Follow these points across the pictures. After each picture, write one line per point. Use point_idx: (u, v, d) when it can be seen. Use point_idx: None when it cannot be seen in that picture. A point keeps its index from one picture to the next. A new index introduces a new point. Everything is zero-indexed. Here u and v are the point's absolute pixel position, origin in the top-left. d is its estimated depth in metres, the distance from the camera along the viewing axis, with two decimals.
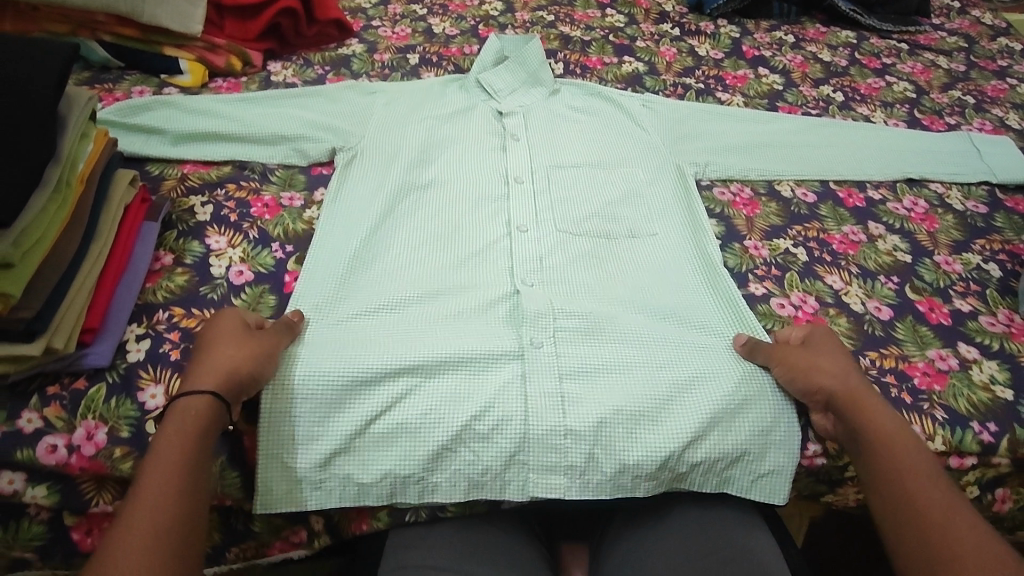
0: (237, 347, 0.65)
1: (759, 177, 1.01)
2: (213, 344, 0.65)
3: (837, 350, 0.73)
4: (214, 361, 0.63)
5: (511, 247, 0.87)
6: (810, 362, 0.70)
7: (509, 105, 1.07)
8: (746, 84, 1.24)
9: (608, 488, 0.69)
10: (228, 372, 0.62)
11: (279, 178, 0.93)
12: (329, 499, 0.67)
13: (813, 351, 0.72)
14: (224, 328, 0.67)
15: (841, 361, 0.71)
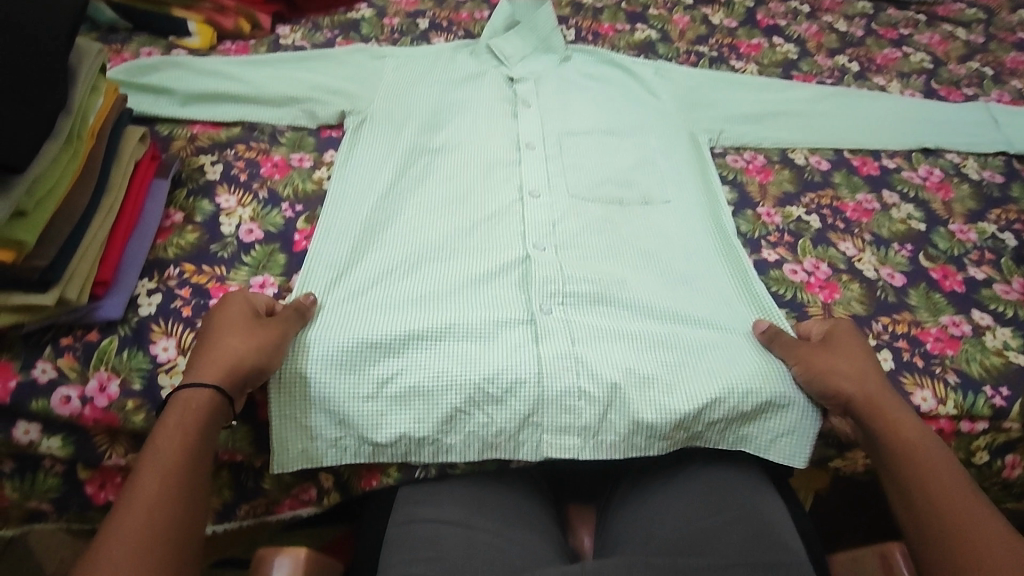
0: (241, 336, 0.63)
1: (772, 146, 1.00)
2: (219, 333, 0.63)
3: (860, 347, 0.70)
4: (216, 353, 0.61)
5: (524, 212, 0.85)
6: (832, 363, 0.68)
7: (521, 71, 1.06)
8: (760, 53, 1.22)
9: (621, 448, 0.68)
10: (231, 365, 0.61)
11: (289, 140, 0.93)
12: (344, 458, 0.67)
13: (834, 349, 0.69)
14: (229, 317, 0.65)
15: (864, 362, 0.68)
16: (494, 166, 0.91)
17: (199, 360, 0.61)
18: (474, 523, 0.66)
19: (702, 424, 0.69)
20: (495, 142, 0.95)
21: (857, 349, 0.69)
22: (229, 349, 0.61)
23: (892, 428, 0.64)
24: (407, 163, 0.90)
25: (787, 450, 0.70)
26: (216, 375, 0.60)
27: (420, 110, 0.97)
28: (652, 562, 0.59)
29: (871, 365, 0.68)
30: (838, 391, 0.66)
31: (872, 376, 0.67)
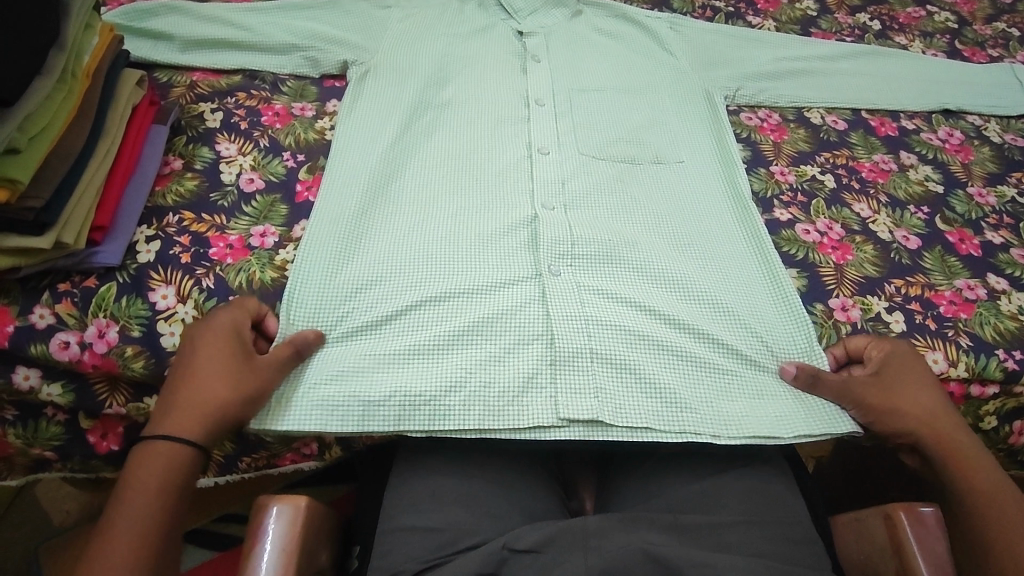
0: (215, 378, 0.57)
1: (788, 104, 0.98)
2: (195, 371, 0.57)
3: (929, 376, 0.65)
4: (192, 400, 0.56)
5: (532, 168, 0.83)
6: (894, 400, 0.63)
7: (530, 26, 1.02)
8: (778, 9, 1.18)
9: (640, 410, 0.65)
10: (201, 420, 0.56)
11: (290, 89, 0.90)
12: (330, 423, 0.61)
13: (896, 384, 0.64)
14: (208, 352, 0.58)
15: (930, 396, 0.63)
16: (500, 124, 0.89)
17: (167, 404, 0.57)
18: (475, 476, 0.64)
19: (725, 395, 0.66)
20: (503, 98, 0.92)
21: (928, 380, 0.65)
22: (201, 395, 0.56)
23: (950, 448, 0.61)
24: (411, 117, 0.88)
25: (823, 417, 0.65)
26: (185, 430, 0.55)
27: (426, 63, 0.95)
28: (653, 519, 0.59)
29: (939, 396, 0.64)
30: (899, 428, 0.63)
31: (939, 407, 0.63)
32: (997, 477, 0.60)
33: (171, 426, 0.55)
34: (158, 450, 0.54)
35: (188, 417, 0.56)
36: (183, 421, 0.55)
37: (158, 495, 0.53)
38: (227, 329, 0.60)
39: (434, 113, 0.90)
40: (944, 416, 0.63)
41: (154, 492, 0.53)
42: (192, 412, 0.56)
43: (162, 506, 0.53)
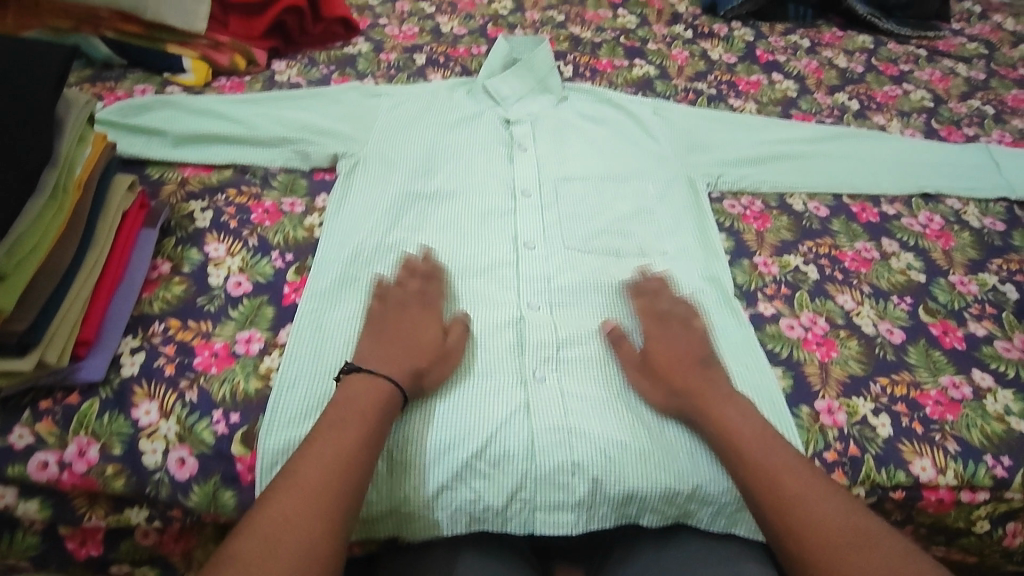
0: (426, 338, 0.70)
1: (771, 191, 1.00)
2: (406, 336, 0.69)
3: (696, 340, 0.73)
4: (400, 356, 0.67)
5: (519, 265, 0.84)
6: (662, 374, 0.70)
7: (516, 114, 1.08)
8: (759, 90, 1.21)
9: (614, 517, 0.66)
10: (406, 363, 0.66)
11: (280, 184, 0.92)
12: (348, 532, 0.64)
13: (660, 366, 0.70)
14: (419, 330, 0.71)
15: (689, 360, 0.70)
16: (489, 216, 0.91)
17: (382, 347, 0.68)
18: None
19: (701, 504, 0.66)
20: (489, 188, 0.95)
21: (693, 343, 0.72)
22: (411, 348, 0.68)
23: (707, 415, 0.66)
24: (400, 207, 0.90)
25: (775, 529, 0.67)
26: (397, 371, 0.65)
27: (413, 155, 0.98)
28: None
29: (695, 364, 0.70)
30: (653, 400, 0.69)
31: (691, 371, 0.69)
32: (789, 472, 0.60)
33: (382, 365, 0.65)
34: (360, 384, 0.63)
35: (400, 362, 0.66)
36: (392, 365, 0.66)
37: (366, 435, 0.60)
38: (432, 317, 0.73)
39: (422, 202, 0.91)
40: (699, 373, 0.69)
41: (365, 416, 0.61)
42: (402, 356, 0.67)
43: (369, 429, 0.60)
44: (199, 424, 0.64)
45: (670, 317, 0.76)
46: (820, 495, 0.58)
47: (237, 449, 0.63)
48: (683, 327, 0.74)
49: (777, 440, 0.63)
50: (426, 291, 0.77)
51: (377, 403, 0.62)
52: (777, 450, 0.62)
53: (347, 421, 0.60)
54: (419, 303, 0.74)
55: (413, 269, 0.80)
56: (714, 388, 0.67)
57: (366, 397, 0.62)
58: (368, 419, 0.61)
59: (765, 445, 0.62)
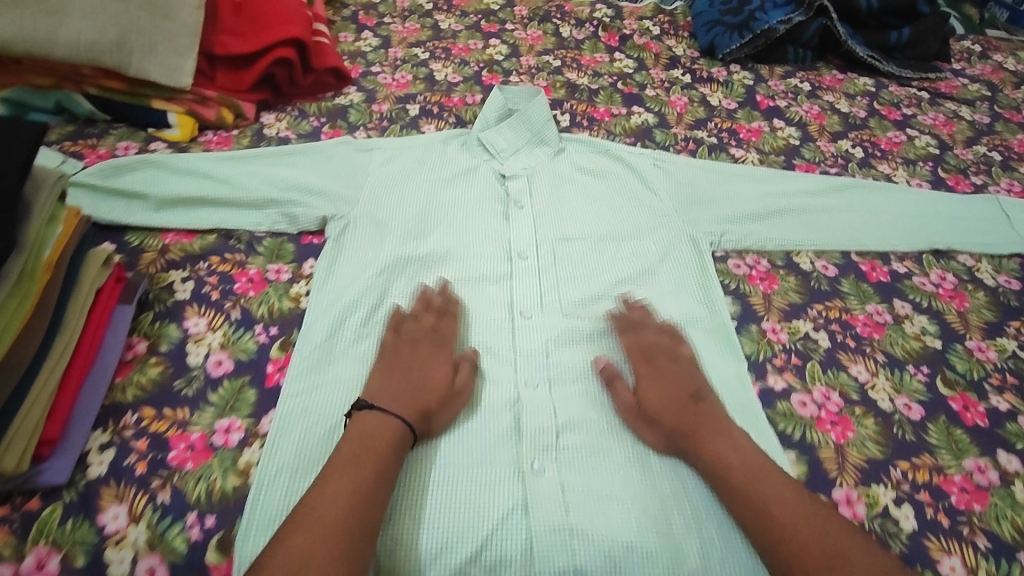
0: (436, 378, 0.71)
1: (777, 249, 0.97)
2: (421, 372, 0.71)
3: (686, 376, 0.74)
4: (415, 394, 0.69)
5: (514, 337, 0.81)
6: (651, 408, 0.71)
7: (513, 168, 1.06)
8: (761, 138, 1.18)
9: None
10: (416, 405, 0.68)
11: (267, 248, 0.88)
12: None
13: (651, 400, 0.71)
14: (434, 368, 0.72)
15: (681, 399, 0.71)
16: (485, 282, 0.89)
17: (395, 384, 0.69)
18: None
19: None
20: (484, 250, 0.92)
21: (682, 381, 0.73)
22: (421, 389, 0.70)
23: (703, 449, 0.66)
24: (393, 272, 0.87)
25: None
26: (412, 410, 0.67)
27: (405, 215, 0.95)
28: None
29: (686, 401, 0.71)
30: (653, 444, 0.70)
31: (683, 407, 0.70)
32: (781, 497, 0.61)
33: (393, 405, 0.66)
34: (379, 422, 0.64)
35: (413, 402, 0.68)
36: (408, 403, 0.67)
37: (383, 473, 0.61)
38: (446, 357, 0.74)
39: (415, 267, 0.88)
40: (693, 412, 0.69)
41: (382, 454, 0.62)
42: (414, 397, 0.68)
43: (385, 467, 0.61)
44: (171, 530, 0.59)
45: (656, 351, 0.77)
46: (810, 518, 0.59)
47: (211, 557, 0.59)
48: (671, 362, 0.76)
49: (770, 473, 0.63)
50: (439, 327, 0.79)
51: (393, 442, 0.63)
52: (769, 482, 0.62)
53: (365, 458, 0.61)
54: (432, 341, 0.76)
55: (428, 303, 0.82)
56: (710, 426, 0.68)
57: (386, 432, 0.64)
58: (383, 456, 0.62)
59: (759, 479, 0.62)
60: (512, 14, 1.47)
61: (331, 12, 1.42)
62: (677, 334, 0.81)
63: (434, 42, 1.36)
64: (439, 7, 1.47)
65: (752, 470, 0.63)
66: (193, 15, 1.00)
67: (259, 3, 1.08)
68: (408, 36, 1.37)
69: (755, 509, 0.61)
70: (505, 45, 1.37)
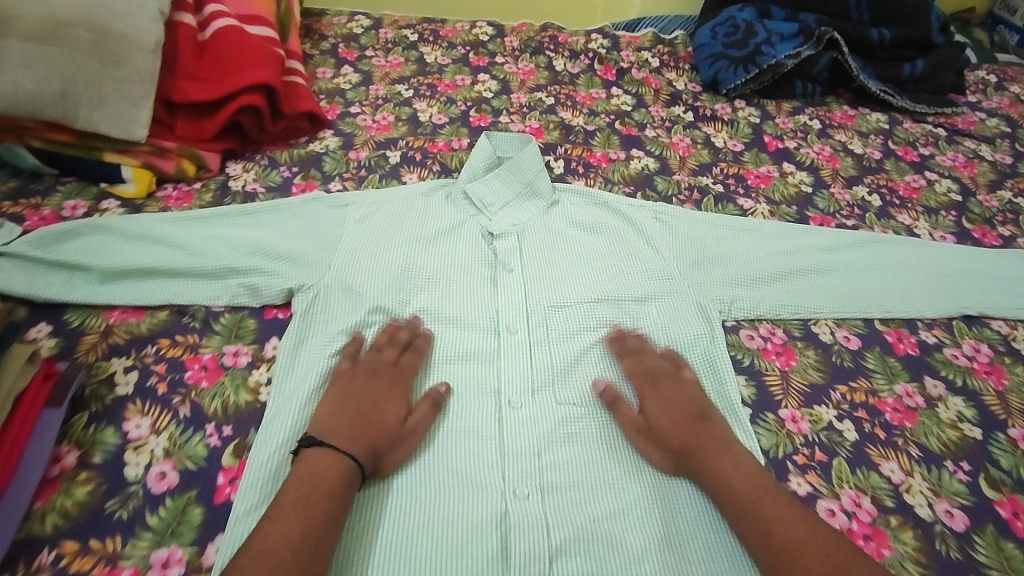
0: (390, 412, 0.70)
1: (793, 317, 0.88)
2: (375, 407, 0.70)
3: (691, 395, 0.74)
4: (368, 429, 0.67)
5: (501, 434, 0.75)
6: (658, 424, 0.72)
7: (501, 224, 0.98)
8: (771, 185, 1.10)
9: None
10: (369, 441, 0.66)
11: (224, 327, 0.79)
12: None
13: (658, 416, 0.73)
14: (388, 407, 0.70)
15: (688, 418, 0.71)
16: (470, 361, 0.82)
17: (348, 417, 0.67)
18: None
19: None
20: (469, 325, 0.85)
21: (687, 401, 0.74)
22: (375, 423, 0.68)
23: (708, 468, 0.66)
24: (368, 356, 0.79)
25: None
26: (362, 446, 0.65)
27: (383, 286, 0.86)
28: None
29: (691, 419, 0.71)
30: (660, 465, 0.71)
31: (690, 427, 0.71)
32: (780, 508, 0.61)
33: (343, 439, 0.64)
34: (324, 453, 0.62)
35: (366, 436, 0.66)
36: (360, 439, 0.66)
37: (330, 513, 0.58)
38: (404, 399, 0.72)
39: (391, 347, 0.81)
40: (699, 430, 0.70)
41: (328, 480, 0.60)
42: (368, 432, 0.66)
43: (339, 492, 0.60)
44: None
45: (660, 371, 0.78)
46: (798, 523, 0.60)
47: None
48: (675, 381, 0.76)
49: (773, 488, 0.63)
50: (400, 361, 0.77)
51: (342, 476, 0.61)
52: (775, 501, 0.62)
53: (313, 495, 0.58)
54: (390, 375, 0.74)
55: (393, 334, 0.80)
56: (716, 446, 0.68)
57: (333, 462, 0.62)
58: (333, 492, 0.59)
59: (762, 499, 0.62)
60: (502, 46, 1.38)
61: (309, 45, 1.33)
62: (678, 357, 0.81)
63: (419, 77, 1.27)
64: (425, 39, 1.38)
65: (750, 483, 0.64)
66: (147, 60, 0.90)
67: (223, 44, 0.99)
68: (390, 71, 1.28)
69: (758, 528, 0.60)
70: (494, 80, 1.28)
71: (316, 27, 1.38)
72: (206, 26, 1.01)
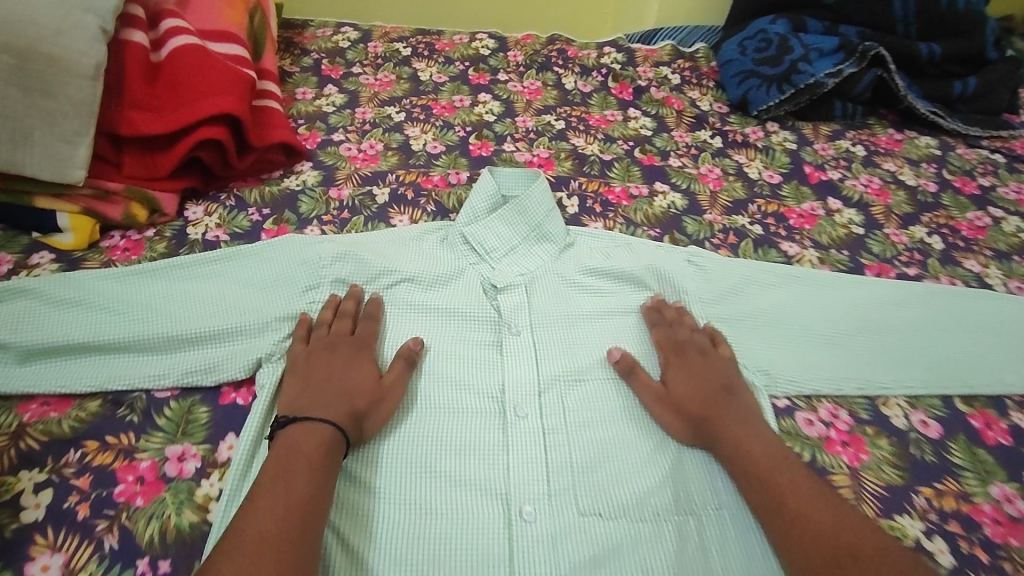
0: (356, 378, 0.68)
1: (858, 394, 0.75)
2: (337, 375, 0.67)
3: (718, 369, 0.72)
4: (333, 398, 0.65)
5: (512, 555, 0.63)
6: (678, 391, 0.72)
7: (505, 274, 0.84)
8: (816, 225, 0.95)
9: None
10: (345, 408, 0.65)
11: (170, 419, 0.65)
12: None
13: (682, 383, 0.72)
14: (354, 373, 0.68)
15: (712, 389, 0.71)
16: (474, 455, 0.69)
17: (313, 392, 0.65)
18: None
19: None
20: (467, 404, 0.73)
21: (713, 372, 0.72)
22: (347, 389, 0.67)
23: (724, 435, 0.66)
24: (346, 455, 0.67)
25: None
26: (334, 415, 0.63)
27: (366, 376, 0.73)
28: None
29: (715, 390, 0.70)
30: (677, 432, 0.70)
31: (714, 397, 0.70)
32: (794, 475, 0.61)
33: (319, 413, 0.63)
34: (303, 429, 0.60)
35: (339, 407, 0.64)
36: (333, 409, 0.64)
37: (320, 479, 0.57)
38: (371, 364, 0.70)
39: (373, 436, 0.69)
40: (720, 403, 0.69)
41: (311, 454, 0.58)
42: (341, 400, 0.65)
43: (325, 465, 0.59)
44: None
45: (689, 344, 0.75)
46: (808, 490, 0.59)
47: None
48: (702, 355, 0.74)
49: (792, 463, 0.62)
50: (356, 331, 0.73)
51: (322, 449, 0.59)
52: (788, 470, 0.61)
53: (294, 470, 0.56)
54: (349, 346, 0.71)
55: (338, 307, 0.74)
56: (736, 418, 0.67)
57: (311, 438, 0.60)
58: (316, 463, 0.58)
59: (777, 468, 0.61)
60: (504, 60, 1.24)
61: (289, 61, 1.18)
62: (717, 333, 0.77)
63: (412, 98, 1.12)
64: (419, 54, 1.24)
65: (763, 454, 0.63)
66: (85, 87, 0.75)
67: (179, 65, 0.84)
68: (380, 90, 1.13)
69: (769, 497, 0.60)
70: (497, 101, 1.14)
71: (297, 40, 1.24)
72: (162, 44, 0.86)
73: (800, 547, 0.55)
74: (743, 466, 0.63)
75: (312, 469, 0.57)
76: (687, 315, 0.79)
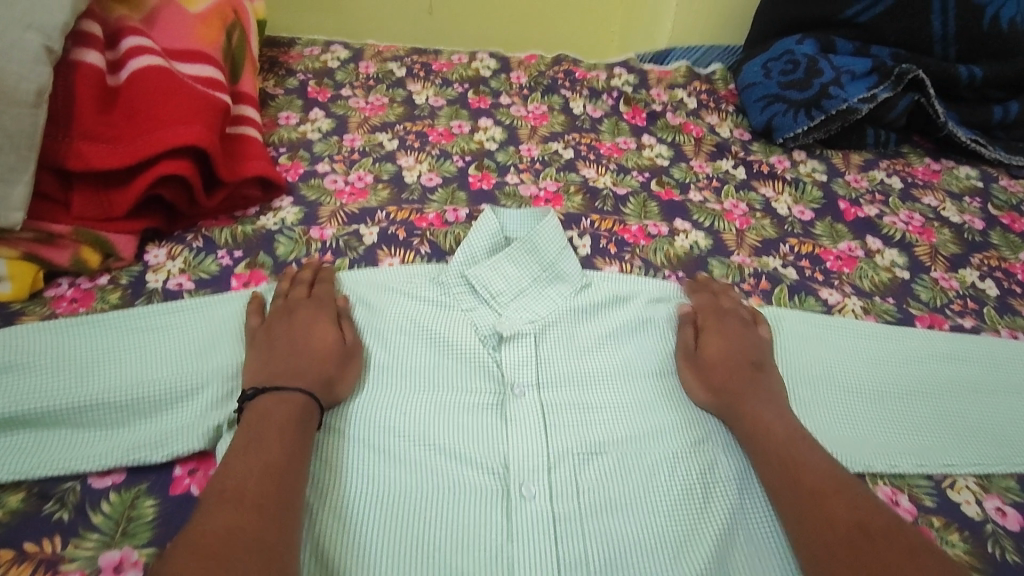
0: (325, 341, 0.65)
1: (920, 475, 0.65)
2: (294, 338, 0.65)
3: (752, 345, 0.70)
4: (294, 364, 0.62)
5: None
6: (707, 355, 0.70)
7: (513, 321, 0.73)
8: (857, 268, 0.85)
9: None
10: (310, 372, 0.62)
11: (108, 516, 0.55)
12: None
13: (714, 346, 0.70)
14: (313, 334, 0.66)
15: (742, 363, 0.68)
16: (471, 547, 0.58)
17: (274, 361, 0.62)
18: None
19: None
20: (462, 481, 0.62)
21: (747, 347, 0.70)
22: (310, 352, 0.64)
23: (744, 417, 0.63)
24: (318, 549, 0.56)
25: None
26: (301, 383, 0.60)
27: (341, 453, 0.62)
28: None
29: (745, 365, 0.68)
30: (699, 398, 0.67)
31: (743, 371, 0.67)
32: (814, 455, 0.58)
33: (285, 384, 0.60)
34: (272, 400, 0.57)
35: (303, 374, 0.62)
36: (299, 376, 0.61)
37: (293, 448, 0.54)
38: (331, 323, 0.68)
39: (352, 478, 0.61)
40: (747, 378, 0.67)
41: (281, 423, 0.56)
42: (308, 362, 0.63)
43: (297, 434, 0.56)
44: None
45: (729, 317, 0.73)
46: (825, 468, 0.57)
47: None
48: (742, 330, 0.71)
49: (810, 445, 0.59)
50: (312, 293, 0.71)
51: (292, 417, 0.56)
52: (808, 450, 0.59)
53: (266, 441, 0.54)
54: (306, 308, 0.68)
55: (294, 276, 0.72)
56: (757, 393, 0.65)
57: (281, 407, 0.57)
58: (289, 432, 0.55)
59: (796, 448, 0.59)
60: (506, 82, 1.14)
61: (273, 82, 1.09)
62: (761, 313, 0.74)
63: (406, 123, 1.02)
64: (414, 74, 1.14)
65: (781, 433, 0.61)
66: (24, 116, 0.65)
67: (142, 89, 0.74)
68: (371, 115, 1.03)
69: (783, 472, 0.57)
70: (500, 126, 1.04)
71: (282, 60, 1.15)
72: (121, 66, 0.76)
73: (808, 526, 0.53)
74: (759, 443, 0.61)
75: (283, 438, 0.54)
76: (736, 300, 0.76)
